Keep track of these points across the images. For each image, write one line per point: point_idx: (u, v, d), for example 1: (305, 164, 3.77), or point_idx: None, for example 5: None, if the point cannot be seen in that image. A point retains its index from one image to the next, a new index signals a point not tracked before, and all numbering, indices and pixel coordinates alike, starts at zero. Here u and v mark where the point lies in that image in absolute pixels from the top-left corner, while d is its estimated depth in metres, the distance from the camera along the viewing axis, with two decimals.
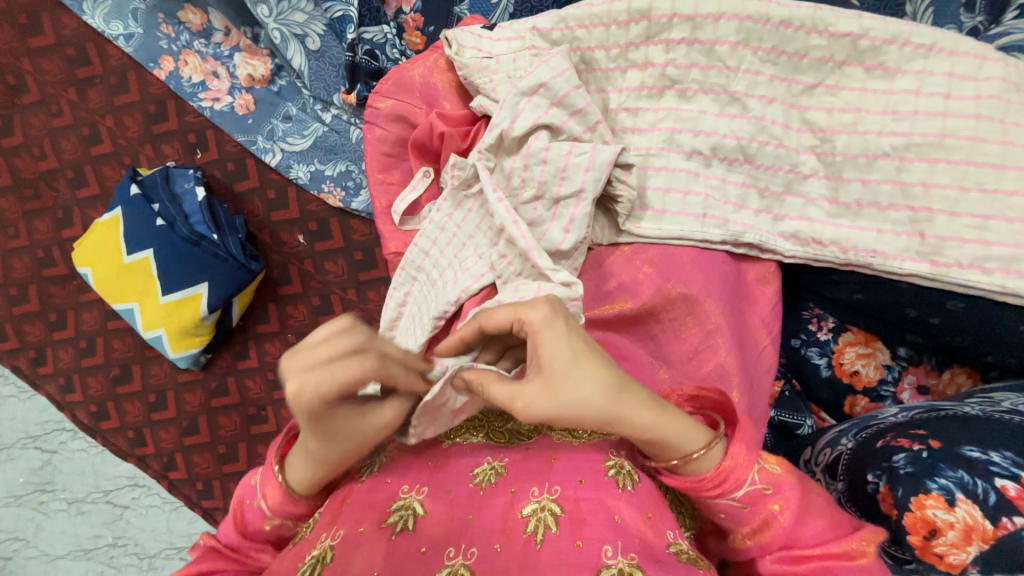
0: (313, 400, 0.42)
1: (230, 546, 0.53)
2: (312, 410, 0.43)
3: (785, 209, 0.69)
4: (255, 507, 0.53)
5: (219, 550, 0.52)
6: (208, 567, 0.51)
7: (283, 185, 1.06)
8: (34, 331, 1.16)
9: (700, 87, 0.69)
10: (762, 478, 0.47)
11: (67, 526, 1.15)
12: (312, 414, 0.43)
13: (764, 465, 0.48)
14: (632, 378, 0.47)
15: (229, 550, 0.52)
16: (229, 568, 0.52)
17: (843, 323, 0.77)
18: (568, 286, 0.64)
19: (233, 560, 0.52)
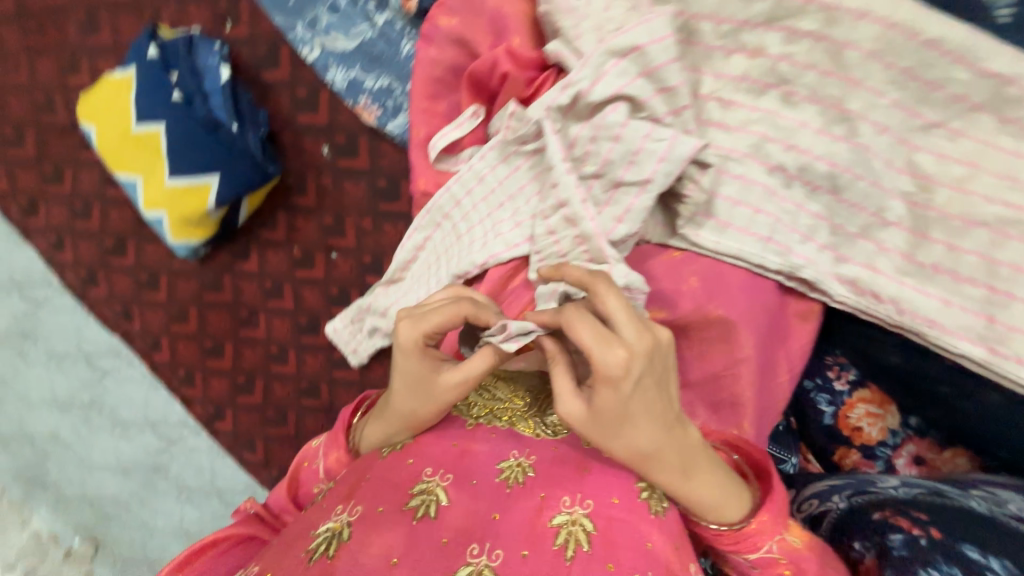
0: (414, 333, 0.51)
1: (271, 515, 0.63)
2: (411, 342, 0.51)
3: (853, 251, 0.63)
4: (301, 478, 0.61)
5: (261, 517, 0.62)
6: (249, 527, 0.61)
7: (316, 86, 0.96)
8: (27, 178, 1.09)
9: (810, 93, 0.61)
10: (778, 549, 0.49)
11: (45, 376, 1.15)
12: (411, 347, 0.51)
13: (785, 537, 0.49)
14: (673, 443, 0.48)
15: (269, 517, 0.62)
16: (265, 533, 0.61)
17: (862, 379, 0.75)
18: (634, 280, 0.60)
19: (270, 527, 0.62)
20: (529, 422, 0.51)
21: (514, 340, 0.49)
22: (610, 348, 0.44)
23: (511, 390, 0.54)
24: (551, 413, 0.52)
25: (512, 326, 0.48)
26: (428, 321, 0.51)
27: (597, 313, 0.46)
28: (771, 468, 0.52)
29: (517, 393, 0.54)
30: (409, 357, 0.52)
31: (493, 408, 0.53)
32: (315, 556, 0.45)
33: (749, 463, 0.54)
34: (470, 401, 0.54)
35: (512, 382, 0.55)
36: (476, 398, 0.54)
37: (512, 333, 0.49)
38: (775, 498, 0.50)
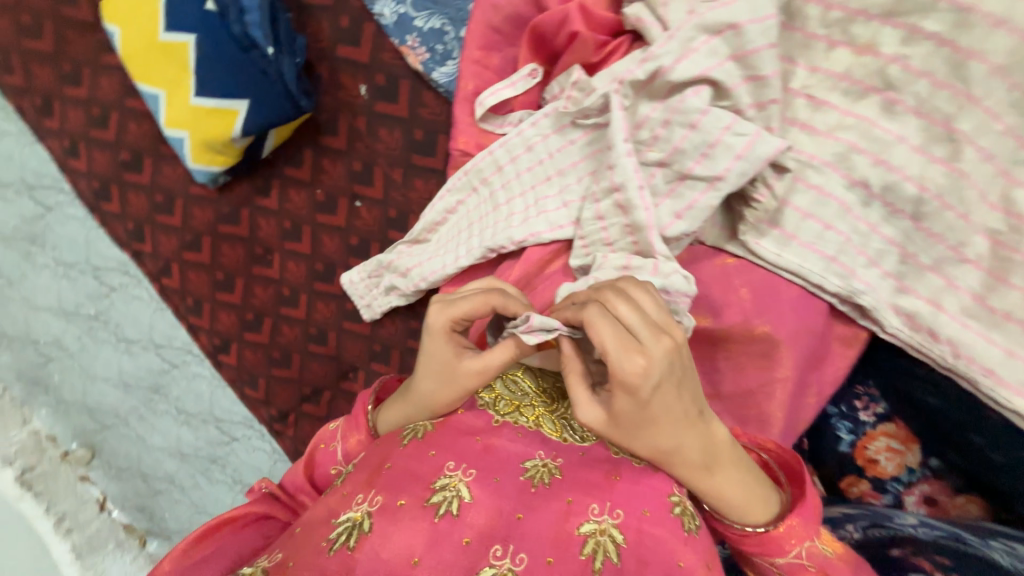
0: (443, 317, 0.51)
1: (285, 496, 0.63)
2: (439, 326, 0.51)
3: (918, 283, 0.59)
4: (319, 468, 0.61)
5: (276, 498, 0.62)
6: (265, 508, 0.61)
7: (361, 18, 0.89)
8: (43, 75, 1.03)
9: (916, 105, 0.56)
10: (808, 556, 0.50)
11: (52, 284, 1.13)
12: (438, 330, 0.51)
13: (816, 543, 0.50)
14: (692, 448, 0.48)
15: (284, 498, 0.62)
16: (281, 514, 0.61)
17: (891, 413, 0.71)
18: (685, 278, 0.56)
19: (286, 508, 0.62)
20: (555, 423, 0.50)
21: (535, 335, 0.47)
22: (630, 351, 0.44)
23: (537, 385, 0.53)
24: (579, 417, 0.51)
25: (537, 320, 0.47)
26: (457, 306, 0.50)
27: (614, 314, 0.45)
28: (805, 475, 0.52)
29: (543, 388, 0.52)
30: (436, 341, 0.51)
31: (519, 405, 0.51)
32: (335, 547, 0.44)
33: (777, 463, 0.55)
34: (495, 394, 0.52)
35: (539, 376, 0.53)
36: (502, 390, 0.52)
37: (535, 327, 0.47)
38: (805, 502, 0.51)
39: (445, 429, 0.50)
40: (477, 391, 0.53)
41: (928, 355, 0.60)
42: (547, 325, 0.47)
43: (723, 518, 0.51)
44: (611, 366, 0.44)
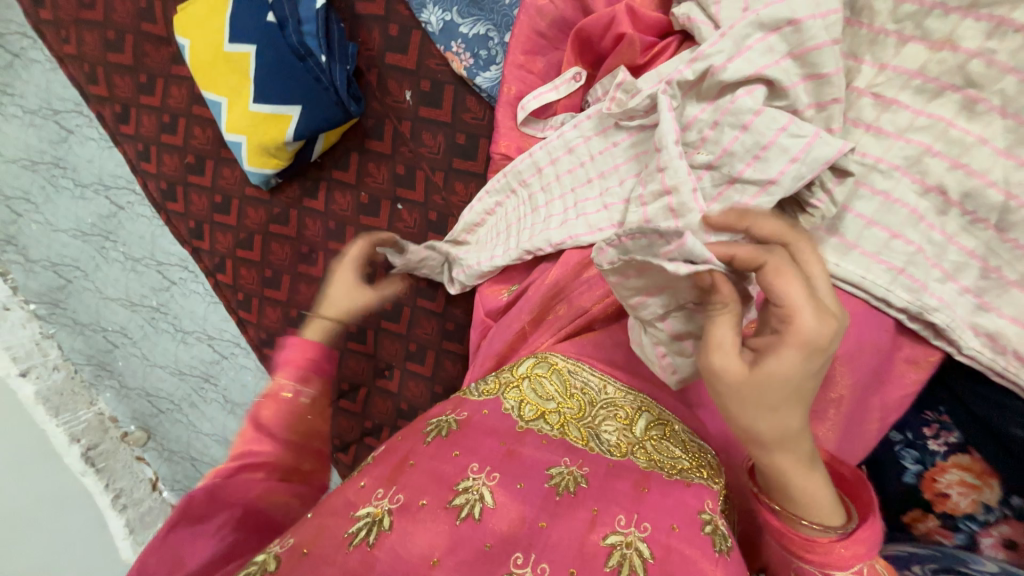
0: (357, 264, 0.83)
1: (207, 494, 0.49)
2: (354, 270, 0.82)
3: (1001, 300, 0.53)
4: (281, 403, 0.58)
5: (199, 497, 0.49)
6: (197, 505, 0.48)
7: (409, 26, 0.92)
8: (123, 86, 1.12)
9: (1002, 103, 0.50)
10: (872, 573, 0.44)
11: (121, 277, 1.21)
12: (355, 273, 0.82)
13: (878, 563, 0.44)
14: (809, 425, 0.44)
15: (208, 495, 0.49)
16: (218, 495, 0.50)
17: (966, 444, 0.63)
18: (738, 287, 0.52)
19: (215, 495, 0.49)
20: (581, 431, 0.50)
21: (682, 267, 0.39)
22: (820, 311, 0.39)
23: (564, 390, 0.54)
24: (606, 430, 0.51)
25: (695, 246, 0.38)
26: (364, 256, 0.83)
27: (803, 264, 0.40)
28: (873, 500, 0.45)
29: (570, 392, 0.53)
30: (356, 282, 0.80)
31: (544, 412, 0.51)
32: (355, 541, 0.41)
33: (842, 487, 0.47)
34: (521, 398, 0.52)
35: (567, 380, 0.54)
36: (529, 394, 0.53)
37: (685, 254, 0.39)
38: (872, 525, 0.44)
39: (468, 429, 0.49)
40: (503, 394, 0.52)
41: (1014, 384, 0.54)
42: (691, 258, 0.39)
43: (790, 519, 0.45)
44: (793, 321, 0.38)
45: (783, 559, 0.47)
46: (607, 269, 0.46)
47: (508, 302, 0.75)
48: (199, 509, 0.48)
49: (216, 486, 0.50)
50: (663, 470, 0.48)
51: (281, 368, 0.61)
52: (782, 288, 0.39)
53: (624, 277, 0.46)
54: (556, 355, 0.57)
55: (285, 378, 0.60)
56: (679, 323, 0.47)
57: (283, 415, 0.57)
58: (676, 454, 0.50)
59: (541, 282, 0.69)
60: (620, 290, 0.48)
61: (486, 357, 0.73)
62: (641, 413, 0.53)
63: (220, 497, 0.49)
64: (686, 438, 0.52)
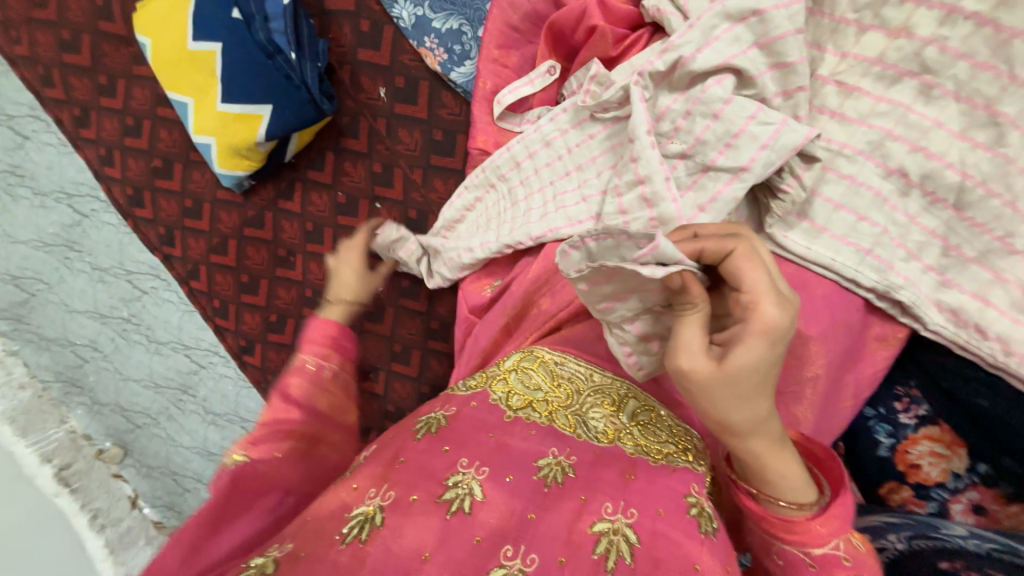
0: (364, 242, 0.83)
1: (250, 478, 0.49)
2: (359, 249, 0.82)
3: (961, 277, 0.56)
4: (308, 376, 0.58)
5: (240, 482, 0.49)
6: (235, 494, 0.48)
7: (380, 21, 0.91)
8: (81, 88, 1.08)
9: (956, 88, 0.53)
10: (846, 547, 0.45)
11: (88, 288, 1.17)
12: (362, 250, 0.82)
13: (851, 537, 0.46)
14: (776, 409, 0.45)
15: (250, 482, 0.49)
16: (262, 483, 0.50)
17: (935, 416, 0.66)
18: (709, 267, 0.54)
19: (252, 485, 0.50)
20: (569, 418, 0.51)
21: (654, 270, 0.40)
22: (779, 298, 0.40)
23: (551, 380, 0.54)
24: (593, 416, 0.51)
25: (665, 247, 0.39)
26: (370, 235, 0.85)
27: (760, 253, 0.41)
28: (843, 476, 0.47)
29: (558, 382, 0.54)
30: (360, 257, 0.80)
31: (532, 400, 0.51)
32: (348, 539, 0.41)
33: (814, 465, 0.49)
34: (508, 389, 0.52)
35: (553, 371, 0.55)
36: (515, 384, 0.53)
37: (656, 256, 0.40)
38: (843, 501, 0.46)
39: (456, 423, 0.49)
40: (490, 387, 0.53)
41: (980, 356, 0.56)
42: (664, 259, 0.40)
43: (766, 500, 0.46)
44: (755, 312, 0.40)
45: (765, 543, 0.48)
46: (575, 278, 0.44)
47: (491, 298, 0.74)
48: (241, 492, 0.49)
49: (255, 469, 0.50)
50: (649, 455, 0.49)
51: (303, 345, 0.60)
52: (743, 278, 0.40)
53: (592, 286, 0.45)
54: (541, 349, 0.58)
55: (307, 353, 0.60)
56: (645, 323, 0.48)
57: (308, 386, 0.57)
58: (662, 438, 0.51)
59: (523, 274, 0.69)
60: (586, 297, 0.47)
61: (472, 353, 0.72)
62: (627, 400, 0.53)
63: (259, 481, 0.50)
64: (673, 423, 0.53)
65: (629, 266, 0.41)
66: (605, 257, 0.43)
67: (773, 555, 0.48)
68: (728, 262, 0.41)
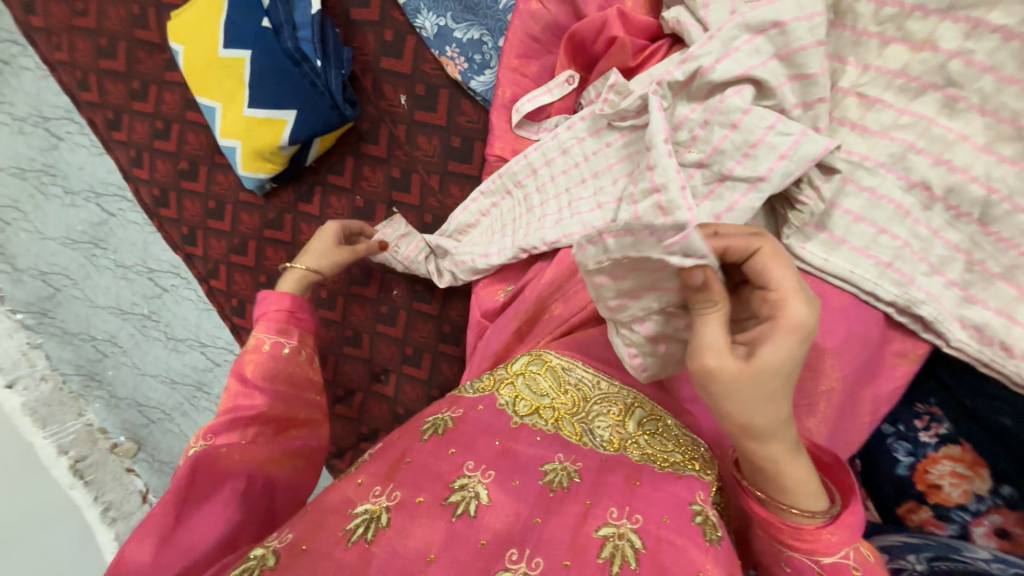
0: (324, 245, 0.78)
1: (210, 462, 0.55)
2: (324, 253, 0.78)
3: (986, 293, 0.55)
4: (265, 356, 0.64)
5: (199, 465, 0.54)
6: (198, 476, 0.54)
7: (404, 31, 0.93)
8: (115, 92, 1.12)
9: (981, 101, 0.52)
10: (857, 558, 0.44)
11: (111, 285, 1.20)
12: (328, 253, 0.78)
13: (863, 547, 0.45)
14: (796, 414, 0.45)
15: (210, 466, 0.55)
16: (222, 466, 0.55)
17: (957, 435, 0.64)
18: None
19: (213, 469, 0.55)
20: (575, 426, 0.50)
21: (684, 260, 0.39)
22: (807, 296, 0.40)
23: (559, 385, 0.53)
24: (600, 424, 0.51)
25: (694, 238, 0.38)
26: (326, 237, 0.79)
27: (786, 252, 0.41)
28: (854, 485, 0.45)
29: (565, 388, 0.53)
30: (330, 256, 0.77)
31: (539, 407, 0.51)
32: (353, 538, 0.41)
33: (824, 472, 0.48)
34: (516, 394, 0.52)
35: (561, 376, 0.54)
36: (523, 390, 0.52)
37: (684, 247, 0.38)
38: (854, 510, 0.45)
39: (463, 426, 0.48)
40: (498, 390, 0.52)
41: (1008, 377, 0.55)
42: (689, 251, 0.38)
43: (774, 505, 0.45)
44: (783, 310, 0.39)
45: (774, 551, 0.48)
46: (593, 268, 0.46)
47: (504, 302, 0.75)
48: (203, 477, 0.54)
49: (215, 454, 0.56)
50: (655, 463, 0.49)
51: (260, 322, 0.67)
52: (772, 274, 0.40)
53: (610, 278, 0.46)
54: (550, 352, 0.57)
55: (264, 331, 0.66)
56: (656, 325, 0.48)
57: (265, 365, 0.63)
58: (669, 447, 0.50)
59: (537, 280, 0.70)
60: (600, 291, 0.48)
61: (483, 356, 0.72)
62: (634, 409, 0.53)
63: (220, 465, 0.55)
64: (679, 432, 0.52)
65: (657, 257, 0.40)
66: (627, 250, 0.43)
67: (782, 564, 0.48)
68: (756, 259, 0.41)
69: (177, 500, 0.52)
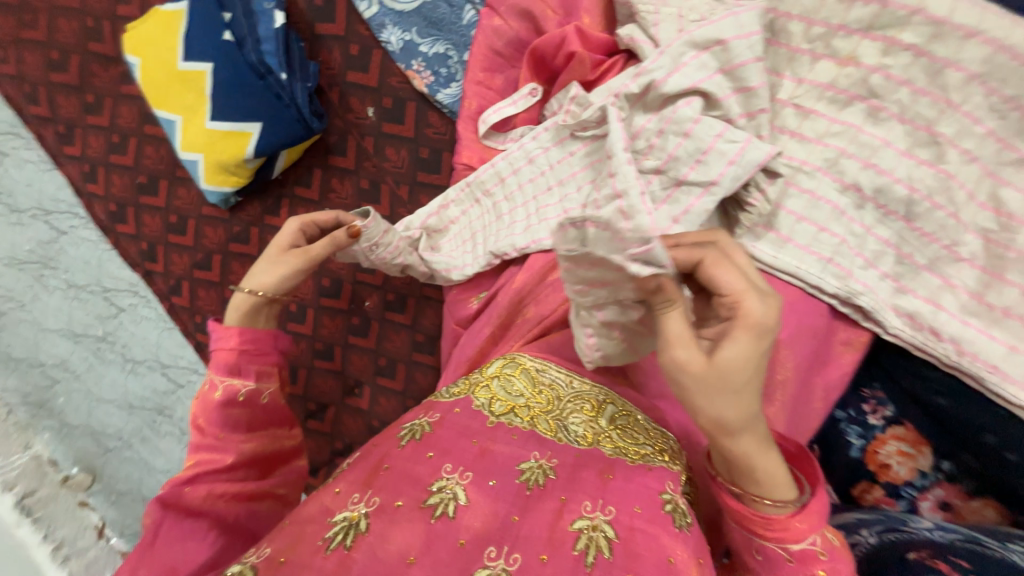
0: (280, 248, 0.69)
1: (177, 501, 0.52)
2: (277, 256, 0.68)
3: (916, 283, 0.60)
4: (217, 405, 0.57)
5: (167, 503, 0.52)
6: (163, 517, 0.51)
7: (369, 45, 0.95)
8: (67, 105, 1.08)
9: (900, 111, 0.58)
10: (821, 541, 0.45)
11: (62, 306, 1.14)
12: (281, 257, 0.68)
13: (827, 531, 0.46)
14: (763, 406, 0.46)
15: (178, 505, 0.52)
16: (190, 505, 0.52)
17: (899, 416, 0.69)
18: None
19: (180, 509, 0.52)
20: (550, 423, 0.52)
21: (642, 268, 0.40)
22: (761, 294, 0.42)
23: (532, 386, 0.55)
24: (574, 421, 0.53)
25: (657, 250, 0.39)
26: (285, 237, 0.70)
27: (736, 257, 0.43)
28: (818, 472, 0.47)
29: (539, 390, 0.54)
30: (282, 260, 0.67)
31: (514, 406, 0.52)
32: (332, 545, 0.41)
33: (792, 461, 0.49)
34: (491, 395, 0.53)
35: (534, 377, 0.56)
36: (498, 391, 0.54)
37: (646, 256, 0.39)
38: (819, 498, 0.46)
39: (440, 430, 0.49)
40: (473, 393, 0.53)
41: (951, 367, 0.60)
42: (647, 260, 0.40)
43: (746, 498, 0.46)
44: (739, 308, 0.42)
45: (746, 541, 0.48)
46: (565, 255, 0.46)
47: (477, 309, 0.76)
48: (172, 517, 0.52)
49: (182, 491, 0.53)
50: (627, 456, 0.50)
51: (211, 365, 0.60)
52: (721, 279, 0.42)
53: (578, 266, 0.45)
54: (523, 356, 0.58)
55: (215, 374, 0.59)
56: (612, 312, 0.49)
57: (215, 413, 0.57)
58: (640, 440, 0.52)
59: (508, 284, 0.72)
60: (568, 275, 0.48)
61: (457, 363, 0.73)
62: (606, 405, 0.54)
63: (189, 505, 0.52)
64: (649, 426, 0.55)
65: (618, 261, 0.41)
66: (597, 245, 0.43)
67: (754, 553, 0.48)
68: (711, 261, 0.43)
69: (151, 531, 0.51)
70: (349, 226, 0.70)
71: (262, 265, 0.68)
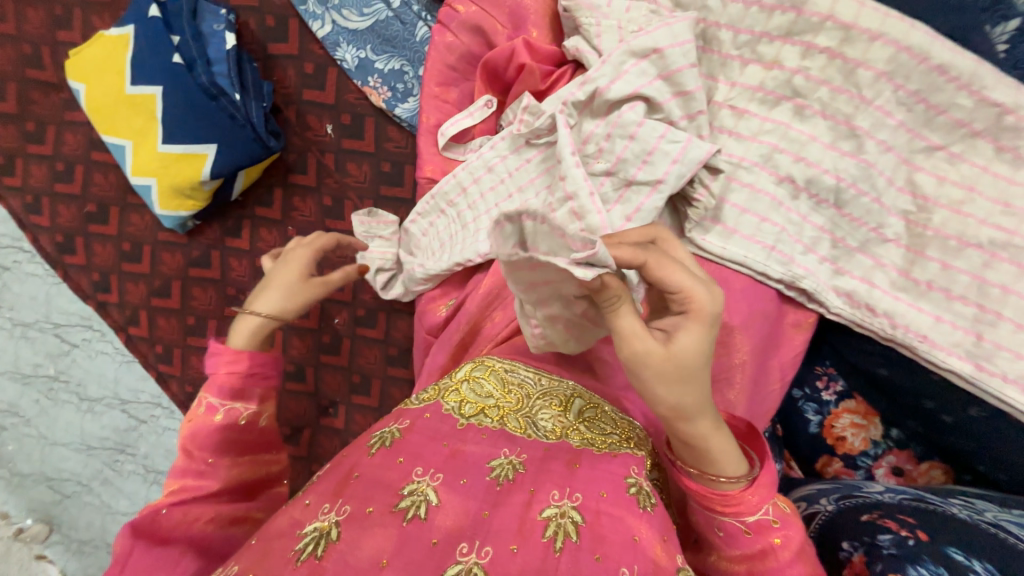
0: (295, 275, 0.70)
1: (150, 526, 0.50)
2: (294, 282, 0.69)
3: (851, 265, 0.65)
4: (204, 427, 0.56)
5: (138, 529, 0.49)
6: (132, 545, 0.48)
7: (324, 63, 0.95)
8: (6, 135, 1.04)
9: (822, 108, 0.64)
10: (772, 510, 0.48)
11: (8, 346, 1.08)
12: (299, 283, 0.69)
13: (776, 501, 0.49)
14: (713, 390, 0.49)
15: (152, 531, 0.49)
16: (165, 530, 0.50)
17: (850, 390, 0.74)
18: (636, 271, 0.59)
19: (152, 535, 0.49)
20: (519, 420, 0.53)
21: (587, 271, 0.39)
22: (705, 285, 0.44)
23: (502, 387, 0.56)
24: (542, 416, 0.54)
25: (600, 252, 0.38)
26: (298, 263, 0.71)
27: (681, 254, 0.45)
28: (766, 447, 0.50)
29: (508, 389, 0.56)
30: (302, 286, 0.69)
31: (484, 407, 0.53)
32: (302, 556, 0.41)
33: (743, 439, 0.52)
34: (460, 399, 0.54)
35: (503, 377, 0.57)
36: (467, 394, 0.55)
37: (591, 259, 0.39)
38: (766, 467, 0.49)
39: (410, 435, 0.49)
40: (443, 398, 0.54)
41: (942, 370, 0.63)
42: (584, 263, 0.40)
43: (703, 477, 0.48)
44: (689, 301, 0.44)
45: (707, 519, 0.50)
46: (504, 261, 0.43)
47: (446, 317, 0.77)
48: (142, 544, 0.48)
49: (156, 514, 0.51)
50: (594, 446, 0.52)
51: (208, 387, 0.58)
52: (670, 275, 0.44)
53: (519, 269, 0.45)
54: (492, 358, 0.60)
55: (212, 397, 0.57)
56: (557, 308, 0.50)
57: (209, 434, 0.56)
58: (607, 430, 0.54)
59: (475, 290, 0.74)
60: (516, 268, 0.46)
61: (429, 372, 0.74)
62: (573, 399, 0.56)
63: (164, 529, 0.50)
64: (616, 416, 0.57)
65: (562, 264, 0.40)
66: (537, 243, 0.41)
67: (716, 530, 0.50)
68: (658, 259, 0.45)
69: (119, 560, 0.47)
70: (359, 265, 0.81)
71: (277, 290, 0.67)
